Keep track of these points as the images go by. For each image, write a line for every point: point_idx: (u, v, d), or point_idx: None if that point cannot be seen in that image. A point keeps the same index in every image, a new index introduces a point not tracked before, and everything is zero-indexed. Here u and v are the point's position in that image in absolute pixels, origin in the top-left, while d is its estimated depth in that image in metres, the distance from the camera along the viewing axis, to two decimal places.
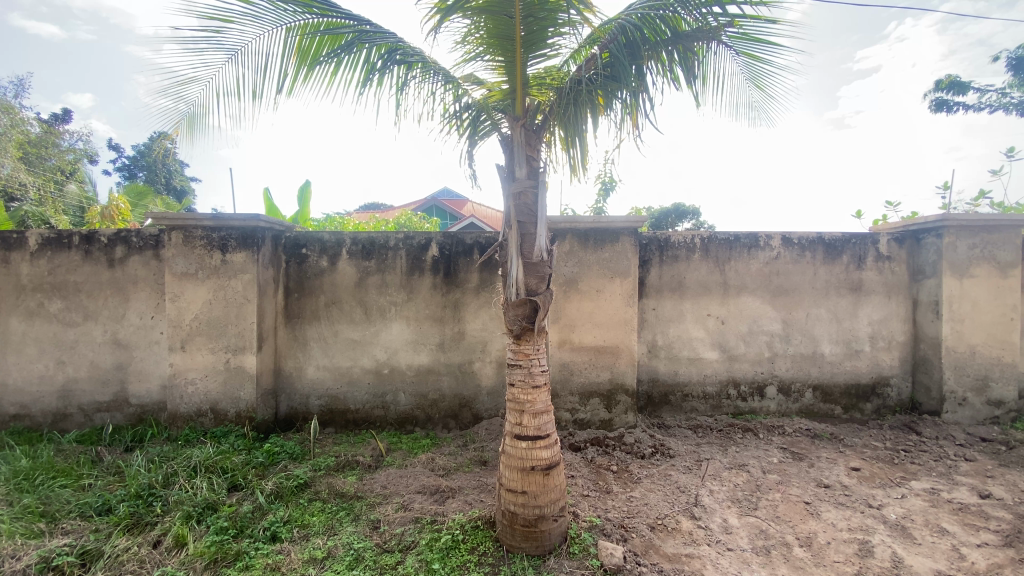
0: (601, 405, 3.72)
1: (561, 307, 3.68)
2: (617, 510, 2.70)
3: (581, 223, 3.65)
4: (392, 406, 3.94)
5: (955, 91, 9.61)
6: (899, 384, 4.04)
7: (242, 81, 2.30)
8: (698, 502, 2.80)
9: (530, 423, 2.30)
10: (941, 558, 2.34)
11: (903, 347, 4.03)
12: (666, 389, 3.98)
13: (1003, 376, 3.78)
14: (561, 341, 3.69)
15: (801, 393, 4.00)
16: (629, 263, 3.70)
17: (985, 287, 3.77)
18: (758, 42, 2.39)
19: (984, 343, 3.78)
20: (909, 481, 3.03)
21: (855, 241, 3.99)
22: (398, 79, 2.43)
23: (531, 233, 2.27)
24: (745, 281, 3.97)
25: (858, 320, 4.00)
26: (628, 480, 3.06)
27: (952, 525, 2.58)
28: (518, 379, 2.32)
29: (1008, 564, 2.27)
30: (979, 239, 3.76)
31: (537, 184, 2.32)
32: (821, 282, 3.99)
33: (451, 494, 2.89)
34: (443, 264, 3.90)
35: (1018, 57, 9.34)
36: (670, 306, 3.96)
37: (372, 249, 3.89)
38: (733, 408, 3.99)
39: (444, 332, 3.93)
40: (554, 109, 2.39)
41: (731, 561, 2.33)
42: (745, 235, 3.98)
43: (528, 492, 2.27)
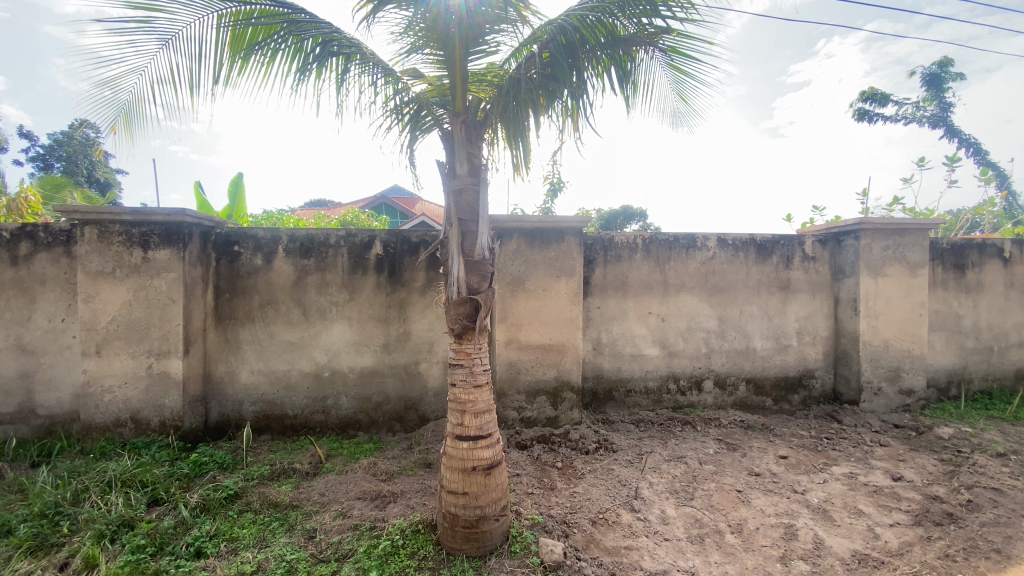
0: (547, 403, 3.74)
1: (507, 306, 3.67)
2: (560, 506, 2.72)
3: (528, 222, 3.65)
4: (333, 410, 3.80)
5: (876, 103, 10.41)
6: (824, 376, 4.31)
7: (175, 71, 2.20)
8: (638, 495, 2.86)
9: (471, 423, 2.28)
10: (858, 538, 2.50)
11: (827, 341, 4.31)
12: (611, 385, 4.06)
13: (913, 367, 4.12)
14: (508, 340, 3.68)
15: (735, 387, 4.20)
16: (574, 263, 3.74)
17: (897, 285, 4.09)
18: (688, 58, 2.49)
19: (896, 337, 4.10)
20: (831, 467, 3.24)
21: (783, 243, 4.22)
22: (337, 71, 2.33)
23: (472, 231, 2.24)
24: (684, 281, 4.12)
25: (787, 316, 4.24)
26: (572, 476, 3.09)
27: (868, 507, 2.77)
28: (459, 380, 2.29)
29: (917, 542, 2.46)
30: (892, 241, 4.08)
31: (478, 182, 2.30)
32: (753, 281, 4.20)
33: (392, 499, 2.81)
34: (387, 263, 3.80)
35: (931, 73, 10.25)
36: (614, 305, 4.05)
37: (312, 247, 3.73)
38: (673, 402, 4.12)
39: (388, 333, 3.83)
40: (495, 107, 2.38)
41: (667, 551, 2.40)
42: (684, 236, 4.11)
43: (469, 493, 2.25)
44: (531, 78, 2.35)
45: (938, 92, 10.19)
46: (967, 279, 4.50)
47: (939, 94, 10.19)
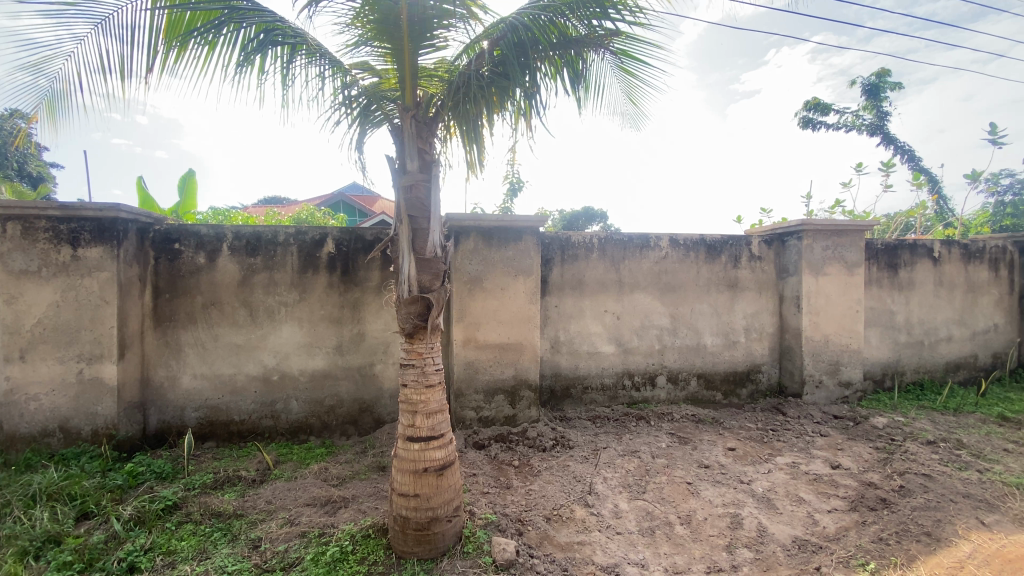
0: (505, 402, 3.73)
1: (464, 305, 3.63)
2: (515, 504, 2.72)
3: (485, 221, 3.62)
4: (282, 415, 3.67)
5: (820, 111, 10.97)
6: (769, 370, 4.50)
7: (104, 57, 2.06)
8: (592, 490, 2.90)
9: (423, 424, 2.25)
10: (798, 524, 2.62)
11: (772, 337, 4.50)
12: (568, 382, 4.10)
13: (850, 361, 4.36)
14: (465, 340, 3.65)
15: (687, 382, 4.32)
16: (531, 262, 3.75)
17: (835, 284, 4.32)
18: (637, 62, 2.53)
19: (835, 333, 4.32)
20: (775, 457, 3.38)
21: (731, 243, 4.38)
22: (281, 61, 2.25)
23: (423, 228, 2.21)
24: (638, 280, 4.21)
25: (735, 313, 4.40)
26: (528, 474, 3.10)
27: (808, 494, 2.90)
28: (411, 380, 2.25)
29: (852, 526, 2.59)
30: (831, 242, 4.30)
31: (430, 178, 2.27)
32: (703, 280, 4.33)
33: (343, 504, 2.74)
34: (340, 262, 3.71)
35: (870, 83, 10.87)
36: (571, 303, 4.09)
37: (259, 245, 3.60)
38: (628, 398, 4.21)
39: (342, 333, 3.73)
40: (446, 104, 2.35)
41: (619, 544, 2.44)
42: (638, 236, 4.20)
43: (421, 495, 2.22)
44: (483, 74, 2.35)
45: (877, 101, 10.82)
46: (900, 277, 4.79)
47: (877, 103, 10.83)
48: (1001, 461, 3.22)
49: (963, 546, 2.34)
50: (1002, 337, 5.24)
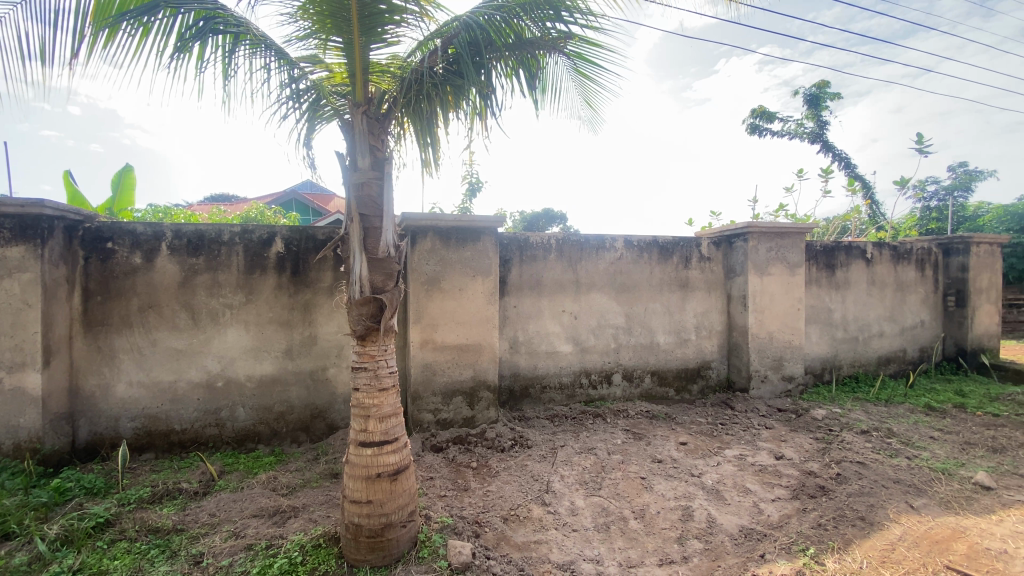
0: (463, 403, 3.70)
1: (422, 306, 3.58)
2: (473, 506, 2.71)
3: (443, 221, 3.57)
4: (228, 423, 3.50)
5: (765, 119, 11.52)
6: (719, 367, 4.68)
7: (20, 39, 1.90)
8: (549, 488, 2.92)
9: (376, 429, 2.19)
10: (745, 514, 2.73)
11: (721, 334, 4.68)
12: (527, 382, 4.12)
13: (793, 356, 4.59)
14: (423, 341, 3.59)
15: (641, 379, 4.43)
16: (489, 262, 3.74)
17: (779, 283, 4.54)
18: (591, 65, 2.56)
19: (779, 330, 4.55)
20: (724, 450, 3.51)
21: (682, 244, 4.53)
22: (222, 50, 2.15)
23: (376, 228, 2.16)
24: (595, 280, 4.28)
25: (686, 312, 4.55)
26: (486, 476, 3.08)
27: (754, 485, 3.03)
28: (363, 384, 2.20)
29: (795, 513, 2.72)
30: (774, 244, 4.52)
31: (382, 176, 2.23)
32: (656, 280, 4.46)
33: (293, 513, 2.64)
34: (290, 262, 3.58)
35: (811, 93, 11.51)
36: (529, 303, 4.11)
37: (202, 245, 3.42)
38: (585, 396, 4.27)
39: (292, 337, 3.60)
40: (398, 100, 2.31)
41: (575, 541, 2.46)
42: (594, 237, 4.28)
43: (374, 501, 2.17)
44: (436, 72, 2.35)
45: (818, 111, 11.48)
46: (837, 277, 5.10)
47: (818, 112, 11.49)
48: (926, 448, 3.47)
49: (893, 529, 2.50)
50: (927, 332, 5.66)
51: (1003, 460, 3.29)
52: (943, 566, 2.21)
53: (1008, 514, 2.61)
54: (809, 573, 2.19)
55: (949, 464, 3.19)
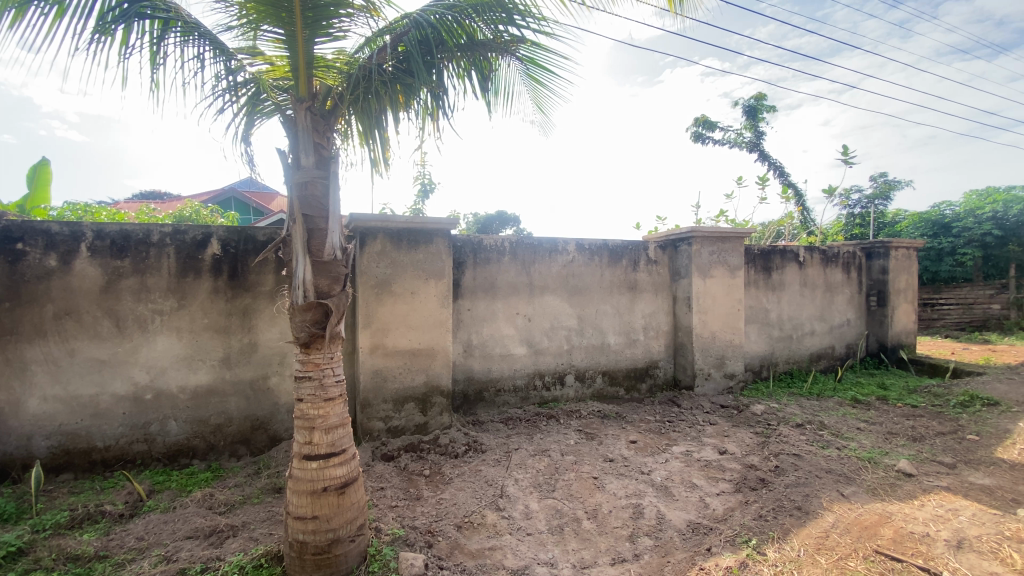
0: (416, 410, 3.61)
1: (371, 311, 3.46)
2: (425, 515, 2.65)
3: (394, 223, 3.47)
4: (159, 438, 3.25)
5: (707, 128, 12.08)
6: (665, 365, 4.83)
7: None
8: (503, 493, 2.90)
9: (321, 441, 2.10)
10: (692, 509, 2.82)
11: (668, 335, 4.84)
12: (481, 386, 4.08)
13: (733, 355, 4.81)
14: (373, 346, 3.47)
15: (593, 379, 4.51)
16: (443, 265, 3.67)
17: (721, 285, 4.75)
18: (544, 70, 2.57)
19: (721, 330, 4.75)
20: (672, 447, 3.62)
21: (631, 248, 4.65)
22: (149, 37, 1.99)
23: (321, 229, 2.07)
24: (547, 282, 4.31)
25: (635, 314, 4.67)
26: (439, 483, 3.02)
27: (700, 480, 3.14)
28: (307, 395, 2.10)
29: (738, 506, 2.83)
30: (717, 247, 4.72)
31: (327, 175, 2.14)
32: (607, 282, 4.55)
33: (232, 533, 2.48)
34: (228, 265, 3.37)
35: (748, 105, 12.17)
36: (483, 306, 4.08)
37: (128, 246, 3.16)
38: (538, 398, 4.29)
39: (230, 344, 3.39)
40: (344, 97, 2.23)
41: (529, 545, 2.46)
42: (547, 240, 4.30)
43: (320, 517, 2.07)
44: (385, 69, 2.29)
45: (755, 121, 12.16)
46: (773, 279, 5.40)
47: (755, 123, 12.16)
48: (854, 438, 3.72)
49: (826, 517, 2.66)
50: (853, 330, 6.09)
51: (920, 447, 3.58)
52: (872, 550, 2.36)
53: (927, 499, 2.83)
54: (752, 563, 2.29)
55: (874, 453, 3.44)
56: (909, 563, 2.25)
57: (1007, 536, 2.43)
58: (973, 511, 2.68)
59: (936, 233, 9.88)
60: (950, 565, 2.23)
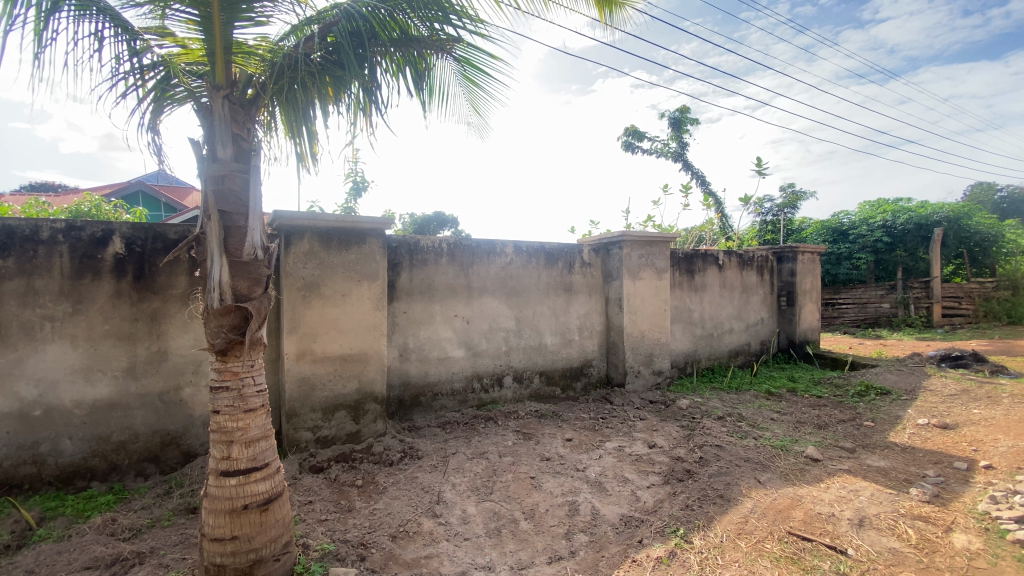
0: (348, 418, 3.45)
1: (298, 314, 3.27)
2: (358, 527, 2.54)
3: (324, 222, 3.31)
4: (50, 459, 2.88)
5: (635, 138, 12.63)
6: (599, 364, 4.97)
7: None
8: (440, 499, 2.84)
9: (241, 456, 1.95)
10: (624, 503, 2.91)
11: (601, 334, 4.98)
12: (417, 390, 3.99)
13: (661, 352, 5.05)
14: (300, 352, 3.29)
15: (531, 379, 4.55)
16: (377, 266, 3.54)
17: (649, 287, 4.97)
18: (479, 71, 2.55)
19: (649, 329, 4.97)
20: (605, 443, 3.73)
21: (567, 250, 4.75)
22: (36, 9, 1.76)
23: (240, 226, 1.92)
24: (485, 284, 4.30)
25: (570, 314, 4.77)
26: (372, 493, 2.91)
27: (632, 474, 3.25)
28: (224, 407, 1.94)
29: (666, 497, 2.96)
30: (646, 251, 4.94)
31: (246, 169, 1.99)
32: (544, 284, 4.61)
33: (139, 560, 2.24)
34: (134, 265, 3.06)
35: (673, 117, 12.87)
36: (420, 309, 3.99)
37: (11, 244, 2.78)
38: (477, 401, 4.25)
39: (136, 353, 3.07)
40: (267, 87, 2.10)
41: (466, 550, 2.42)
42: (485, 242, 4.28)
43: (240, 537, 1.93)
44: (313, 60, 2.18)
45: (679, 133, 12.88)
46: (696, 281, 5.73)
47: (680, 135, 12.89)
48: (768, 428, 4.03)
49: (745, 503, 2.85)
50: (766, 327, 6.60)
51: (825, 434, 3.93)
52: (785, 531, 2.56)
53: (831, 481, 3.11)
54: (680, 552, 2.40)
55: (786, 441, 3.73)
56: (817, 542, 2.45)
57: (899, 512, 2.72)
58: (871, 490, 2.98)
59: (836, 239, 10.94)
60: (853, 542, 2.45)
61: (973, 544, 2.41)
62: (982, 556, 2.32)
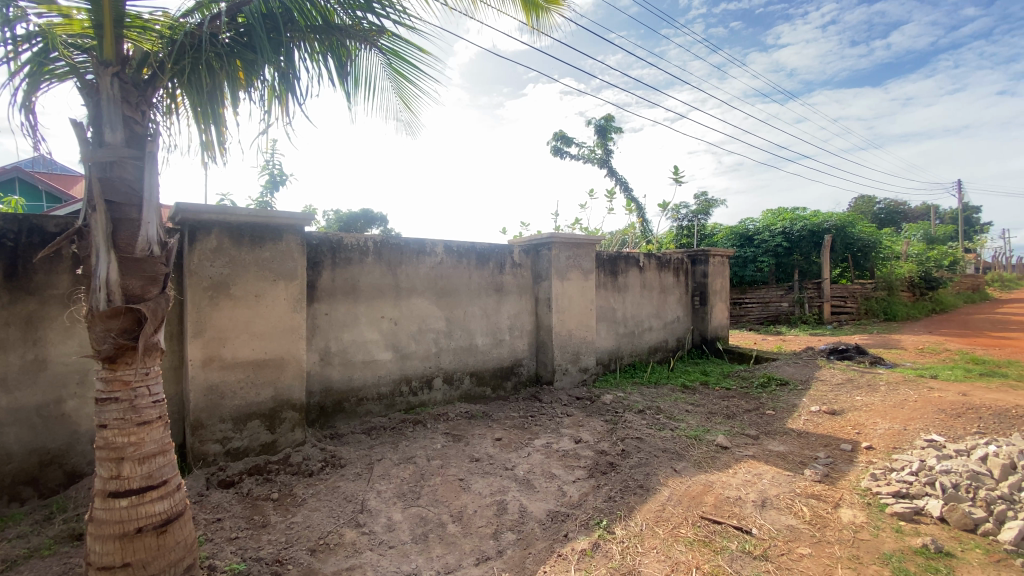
0: (262, 427, 3.23)
1: (205, 317, 3.01)
2: (273, 544, 2.38)
3: (234, 217, 3.07)
4: None
5: (563, 143, 12.97)
6: (529, 363, 5.04)
7: None
8: (364, 507, 2.74)
9: (134, 474, 1.76)
10: (552, 498, 2.96)
11: (531, 334, 5.05)
12: (340, 396, 3.82)
13: (587, 350, 5.22)
14: (207, 358, 3.03)
15: (461, 380, 4.51)
16: (295, 264, 3.34)
17: (577, 287, 5.12)
18: (407, 64, 2.49)
19: (576, 328, 5.12)
20: (534, 440, 3.78)
21: (497, 250, 4.76)
22: None
23: (132, 219, 1.73)
24: (414, 284, 4.20)
25: (501, 315, 4.79)
26: (290, 506, 2.74)
27: (559, 469, 3.32)
28: (112, 421, 1.74)
29: (591, 490, 3.05)
30: (573, 252, 5.07)
31: (140, 156, 1.79)
32: (474, 284, 4.59)
33: None
34: (3, 262, 2.66)
35: (599, 124, 13.37)
36: (344, 310, 3.82)
37: None
38: (405, 404, 4.15)
39: (6, 362, 2.67)
40: (167, 67, 1.91)
41: (391, 558, 2.35)
42: (414, 241, 4.19)
43: (132, 564, 1.74)
44: (221, 41, 2.01)
45: (605, 140, 13.41)
46: (619, 281, 5.98)
47: (605, 142, 13.41)
48: (684, 419, 4.29)
49: (663, 491, 3.01)
50: (682, 325, 7.03)
51: (733, 423, 4.26)
52: (698, 516, 2.73)
53: (738, 467, 3.37)
54: (603, 544, 2.48)
55: (699, 431, 4.00)
56: (726, 524, 2.64)
57: (796, 492, 2.99)
58: (772, 473, 3.26)
59: (743, 244, 11.90)
60: (757, 522, 2.66)
61: (857, 518, 2.71)
62: (865, 529, 2.61)
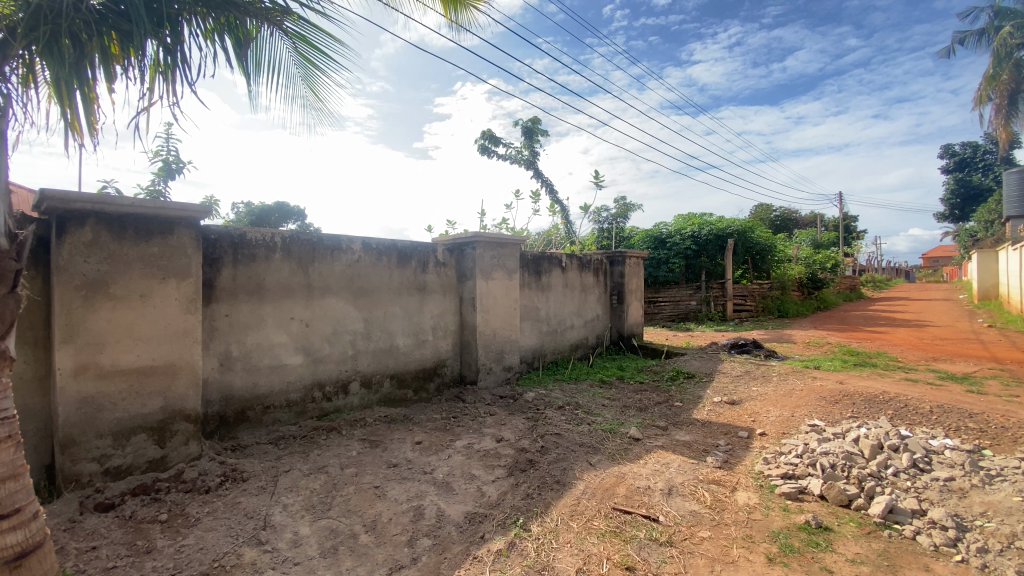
0: (150, 442, 2.91)
1: (76, 320, 2.66)
2: (158, 571, 2.15)
3: (114, 206, 2.73)
4: None
5: (490, 142, 13.01)
6: (452, 364, 4.98)
7: None
8: (267, 523, 2.55)
9: None
10: (470, 500, 2.94)
11: (454, 334, 4.99)
12: (243, 405, 3.54)
13: (510, 349, 5.26)
14: (80, 367, 2.67)
15: (380, 383, 4.36)
16: (189, 261, 3.05)
17: (500, 287, 5.14)
18: (316, 50, 2.34)
19: (500, 327, 5.13)
20: (455, 442, 3.74)
21: (419, 249, 4.65)
22: None
23: None
24: (329, 283, 3.99)
25: (423, 315, 4.69)
26: (181, 527, 2.49)
27: (478, 470, 3.31)
28: None
29: (509, 489, 3.07)
30: (498, 252, 5.09)
31: None
32: (395, 283, 4.46)
33: None
34: None
35: (525, 126, 13.59)
36: (248, 311, 3.55)
37: None
38: (317, 411, 3.93)
39: None
40: (21, 33, 1.65)
41: None
42: (329, 237, 3.98)
43: None
44: (89, 8, 1.77)
45: (531, 142, 13.64)
46: (542, 281, 6.09)
47: (531, 143, 13.65)
48: (600, 414, 4.45)
49: (579, 485, 3.10)
50: (602, 322, 7.31)
51: (645, 416, 4.49)
52: (611, 507, 2.84)
53: (649, 457, 3.55)
54: (519, 542, 2.49)
55: (615, 424, 4.17)
56: (636, 514, 2.77)
57: (699, 478, 3.21)
58: (678, 462, 3.47)
59: (656, 247, 12.55)
60: (663, 510, 2.82)
61: (751, 499, 2.96)
62: (757, 509, 2.84)
